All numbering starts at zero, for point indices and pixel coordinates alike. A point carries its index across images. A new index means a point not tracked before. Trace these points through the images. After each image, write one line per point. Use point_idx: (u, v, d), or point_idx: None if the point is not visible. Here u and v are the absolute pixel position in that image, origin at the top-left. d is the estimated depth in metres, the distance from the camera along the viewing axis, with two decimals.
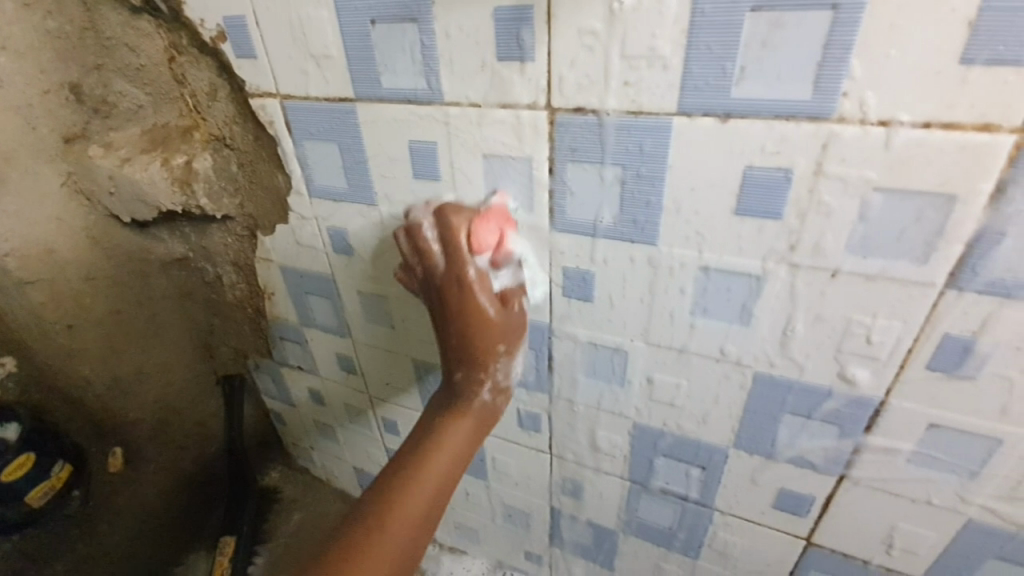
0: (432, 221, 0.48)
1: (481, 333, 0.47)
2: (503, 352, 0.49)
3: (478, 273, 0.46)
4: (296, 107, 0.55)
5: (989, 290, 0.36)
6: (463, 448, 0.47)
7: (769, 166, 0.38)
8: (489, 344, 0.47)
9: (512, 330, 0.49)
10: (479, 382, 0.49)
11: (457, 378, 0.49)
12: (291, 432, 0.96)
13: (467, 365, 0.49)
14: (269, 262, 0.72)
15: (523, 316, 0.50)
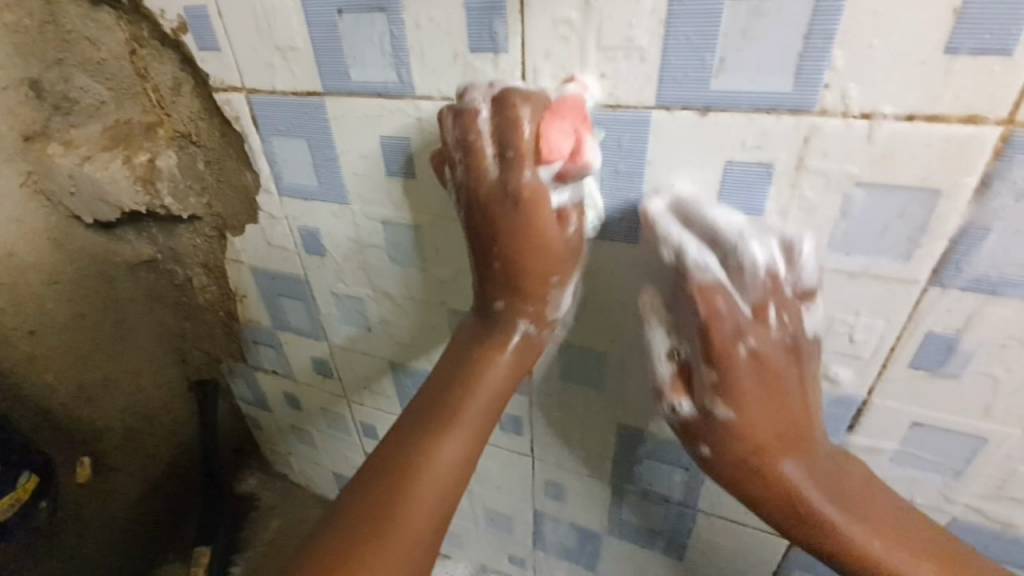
0: (489, 105, 0.38)
1: (529, 252, 0.41)
2: (557, 283, 0.43)
3: (539, 186, 0.38)
4: (263, 101, 0.53)
5: (973, 287, 0.35)
6: (482, 417, 0.43)
7: (749, 161, 0.37)
8: (538, 271, 0.42)
9: (569, 252, 0.42)
10: (521, 309, 0.44)
11: (499, 307, 0.44)
12: (268, 438, 0.94)
13: (511, 294, 0.43)
14: (240, 263, 0.69)
15: (580, 242, 0.43)
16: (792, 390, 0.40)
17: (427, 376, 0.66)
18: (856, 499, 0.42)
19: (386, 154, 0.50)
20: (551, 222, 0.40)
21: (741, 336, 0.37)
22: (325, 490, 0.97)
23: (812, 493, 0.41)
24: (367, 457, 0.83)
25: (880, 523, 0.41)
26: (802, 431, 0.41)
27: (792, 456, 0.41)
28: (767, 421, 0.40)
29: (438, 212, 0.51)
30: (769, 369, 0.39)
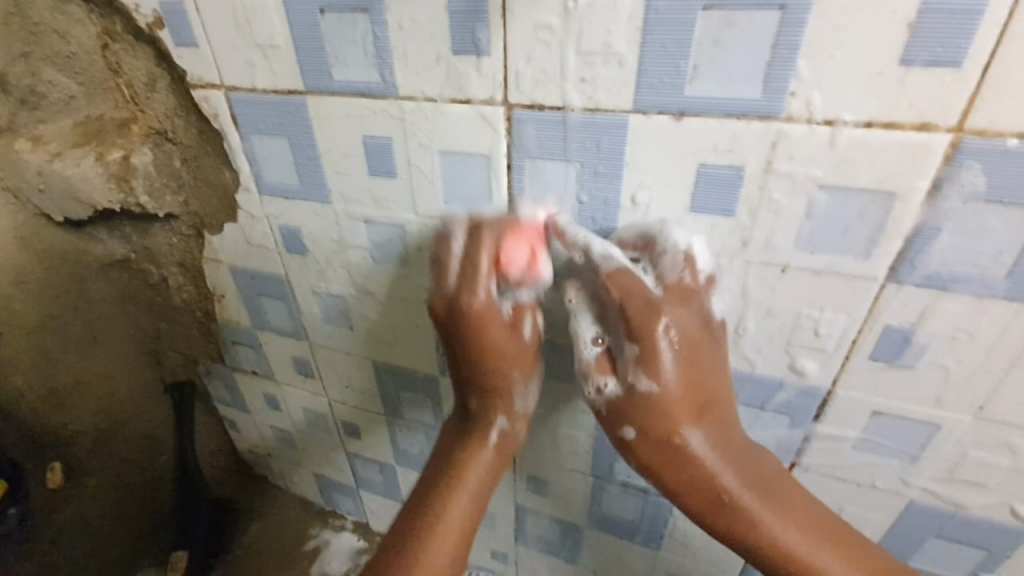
0: (462, 235, 0.45)
1: (485, 355, 0.45)
2: (516, 377, 0.47)
3: (491, 302, 0.43)
4: (243, 100, 0.53)
5: (927, 283, 0.38)
6: (483, 483, 0.48)
7: (722, 164, 0.39)
8: (500, 367, 0.46)
9: (522, 353, 0.47)
10: (493, 407, 0.48)
11: (473, 405, 0.48)
12: (247, 440, 0.92)
13: (484, 396, 0.48)
14: (218, 263, 0.68)
15: (531, 343, 0.47)
16: (706, 367, 0.42)
17: (409, 375, 0.66)
18: (763, 485, 0.43)
19: (368, 154, 0.50)
20: (502, 333, 0.44)
21: (656, 310, 0.40)
22: (305, 491, 0.96)
23: (727, 476, 0.42)
24: (348, 457, 0.83)
25: (781, 498, 0.43)
26: (708, 414, 0.42)
27: (698, 428, 0.42)
28: (678, 398, 0.41)
29: (421, 212, 0.52)
30: (687, 347, 0.41)
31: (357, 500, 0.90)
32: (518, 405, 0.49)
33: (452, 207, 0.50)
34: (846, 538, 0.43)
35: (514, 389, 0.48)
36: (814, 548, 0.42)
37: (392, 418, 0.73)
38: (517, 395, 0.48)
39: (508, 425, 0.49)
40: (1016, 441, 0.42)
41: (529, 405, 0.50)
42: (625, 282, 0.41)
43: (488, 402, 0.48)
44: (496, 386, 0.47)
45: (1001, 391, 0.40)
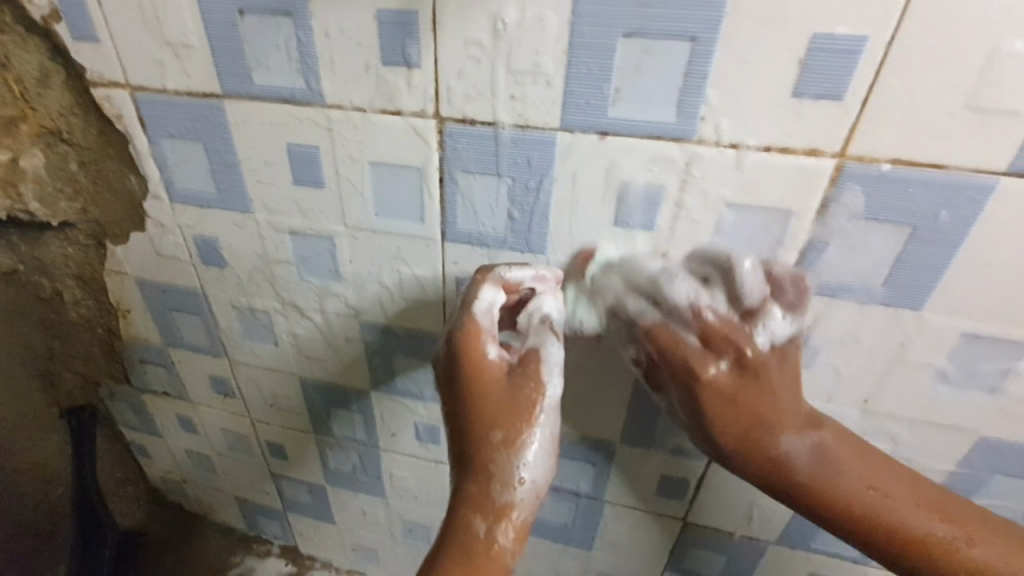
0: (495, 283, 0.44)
1: (487, 405, 0.41)
2: (500, 435, 0.41)
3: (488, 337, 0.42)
4: (152, 101, 0.49)
5: (819, 291, 0.42)
6: None
7: (642, 183, 0.41)
8: (502, 417, 0.41)
9: (515, 396, 0.42)
10: (496, 524, 0.41)
11: (480, 530, 0.41)
12: (157, 465, 0.85)
13: (489, 516, 0.41)
14: (123, 275, 0.63)
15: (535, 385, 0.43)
16: (759, 391, 0.43)
17: (340, 391, 0.64)
18: (878, 485, 0.42)
19: (293, 162, 0.48)
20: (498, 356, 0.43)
21: (704, 364, 0.43)
22: (224, 518, 0.89)
23: (847, 484, 0.42)
24: (274, 478, 0.78)
25: (911, 497, 0.42)
26: (797, 414, 0.44)
27: (800, 432, 0.43)
28: (732, 409, 0.43)
29: (350, 223, 0.50)
30: (726, 392, 0.43)
31: (283, 523, 0.85)
32: (501, 496, 0.41)
33: (382, 218, 0.49)
34: (916, 487, 0.43)
35: (506, 474, 0.41)
36: (908, 510, 0.42)
37: (322, 436, 0.70)
38: (506, 481, 0.41)
39: (495, 529, 0.41)
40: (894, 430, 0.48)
41: (524, 502, 0.42)
42: (709, 335, 0.43)
43: (485, 491, 0.41)
44: (489, 467, 0.41)
45: (882, 386, 0.46)
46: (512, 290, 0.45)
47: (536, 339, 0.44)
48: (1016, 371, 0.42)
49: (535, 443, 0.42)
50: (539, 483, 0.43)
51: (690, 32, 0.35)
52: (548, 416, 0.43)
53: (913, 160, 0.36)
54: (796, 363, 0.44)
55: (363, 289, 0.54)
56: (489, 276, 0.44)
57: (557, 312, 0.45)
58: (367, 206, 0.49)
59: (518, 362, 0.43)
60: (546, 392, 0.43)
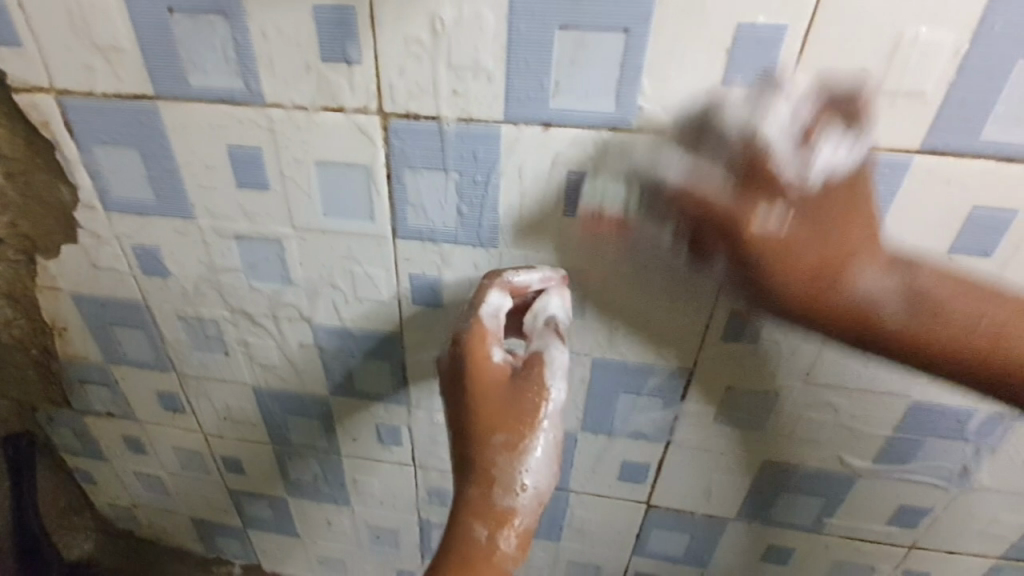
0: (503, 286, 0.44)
1: (491, 407, 0.41)
2: (504, 439, 0.41)
3: (494, 341, 0.43)
4: (80, 106, 0.47)
5: None
6: None
7: (586, 173, 0.42)
8: (506, 420, 0.41)
9: (521, 401, 0.41)
10: (499, 532, 0.41)
11: (481, 536, 0.41)
12: (106, 492, 0.81)
13: (491, 522, 0.41)
14: (57, 291, 0.59)
15: (541, 387, 0.42)
16: (835, 208, 0.37)
17: (298, 400, 0.62)
18: (949, 281, 0.38)
19: (234, 165, 0.47)
20: (502, 360, 0.43)
21: (748, 203, 0.37)
22: (182, 542, 0.85)
23: (948, 294, 0.38)
24: (232, 495, 0.75)
25: (978, 299, 0.38)
26: (876, 245, 0.38)
27: (881, 267, 0.38)
28: (801, 256, 0.37)
29: (298, 225, 0.49)
30: (786, 243, 0.37)
31: (245, 541, 0.82)
32: (501, 501, 0.41)
33: (332, 219, 0.48)
34: (999, 287, 0.39)
35: (507, 479, 0.41)
36: (1023, 328, 0.38)
37: (282, 447, 0.68)
38: (507, 486, 0.41)
39: (495, 536, 0.41)
40: (835, 401, 0.50)
41: (528, 510, 0.41)
42: (754, 158, 0.36)
43: (486, 496, 0.41)
44: (491, 472, 0.41)
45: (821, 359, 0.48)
46: (521, 294, 0.45)
47: (539, 343, 0.44)
48: None
49: (537, 447, 0.41)
50: (542, 487, 0.42)
51: (622, 25, 0.37)
52: (551, 419, 0.42)
53: None
54: (868, 194, 0.38)
55: (317, 293, 0.53)
56: (498, 282, 0.45)
57: (563, 314, 0.45)
58: (315, 207, 0.48)
59: (522, 365, 0.43)
60: (549, 395, 0.42)
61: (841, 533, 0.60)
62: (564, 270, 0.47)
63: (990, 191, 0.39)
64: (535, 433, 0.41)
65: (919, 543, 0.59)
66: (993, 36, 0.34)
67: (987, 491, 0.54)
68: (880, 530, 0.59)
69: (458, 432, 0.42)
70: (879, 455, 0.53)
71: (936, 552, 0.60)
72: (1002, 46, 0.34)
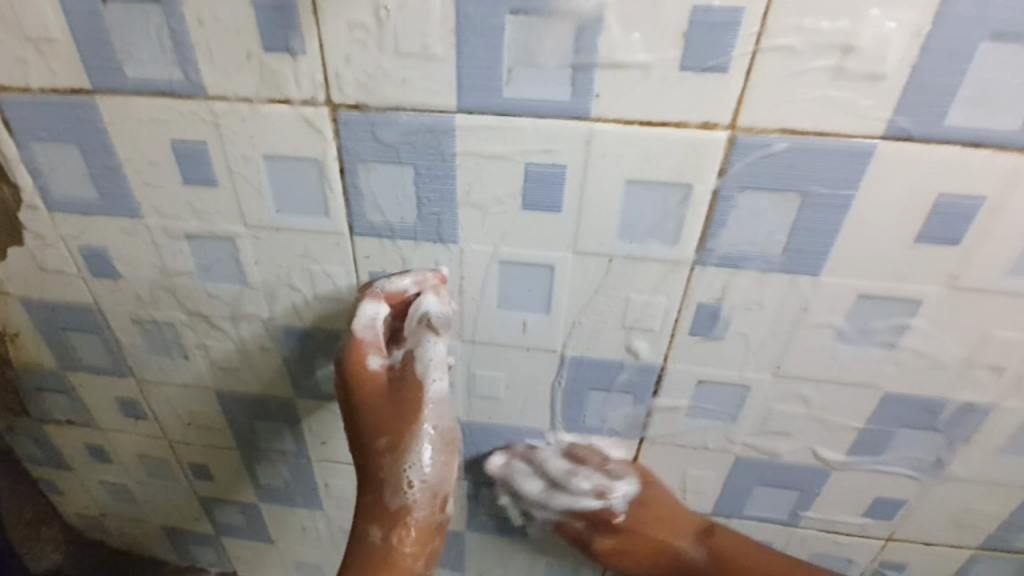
0: (377, 297, 0.46)
1: (375, 416, 0.44)
2: (387, 444, 0.44)
3: (371, 352, 0.45)
4: (16, 101, 0.44)
5: (723, 263, 0.43)
6: None
7: (545, 163, 0.40)
8: (386, 425, 0.44)
9: (400, 404, 0.44)
10: (396, 527, 0.45)
11: (378, 535, 0.45)
12: (71, 500, 0.78)
13: (387, 522, 0.45)
14: (5, 295, 0.57)
15: (418, 386, 0.45)
16: (657, 514, 0.57)
17: (261, 404, 0.61)
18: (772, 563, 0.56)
19: (180, 160, 0.45)
20: (381, 366, 0.45)
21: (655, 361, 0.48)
22: (153, 550, 0.83)
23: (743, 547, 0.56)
24: (202, 502, 0.73)
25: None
26: (679, 526, 0.58)
27: (695, 540, 0.57)
28: (642, 542, 0.58)
29: (250, 222, 0.47)
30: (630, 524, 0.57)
31: (219, 548, 0.80)
32: (393, 501, 0.44)
33: (284, 215, 0.46)
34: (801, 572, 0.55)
35: (395, 480, 0.44)
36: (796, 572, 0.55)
37: (249, 451, 0.66)
38: (396, 488, 0.44)
39: (391, 533, 0.45)
40: (807, 394, 0.49)
41: (421, 502, 0.45)
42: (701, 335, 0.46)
43: (378, 499, 0.45)
44: (381, 475, 0.44)
45: (791, 351, 0.47)
46: (397, 298, 0.46)
47: (416, 343, 0.46)
48: (906, 326, 0.44)
49: (419, 446, 0.44)
50: (433, 481, 0.45)
51: (575, 9, 0.35)
52: (433, 416, 0.45)
53: (798, 129, 0.37)
54: (665, 513, 0.58)
55: (274, 295, 0.51)
56: (374, 289, 0.46)
57: (438, 310, 0.46)
58: (266, 203, 0.46)
59: (401, 369, 0.46)
60: (427, 389, 0.45)
61: (818, 526, 0.59)
62: (443, 268, 0.47)
63: (955, 176, 0.38)
64: (418, 433, 0.44)
65: (895, 535, 0.59)
66: (957, 12, 0.33)
67: (960, 480, 0.54)
68: (855, 522, 0.59)
69: (354, 437, 0.46)
70: (852, 447, 0.52)
71: (914, 543, 0.59)
72: (964, 26, 0.33)
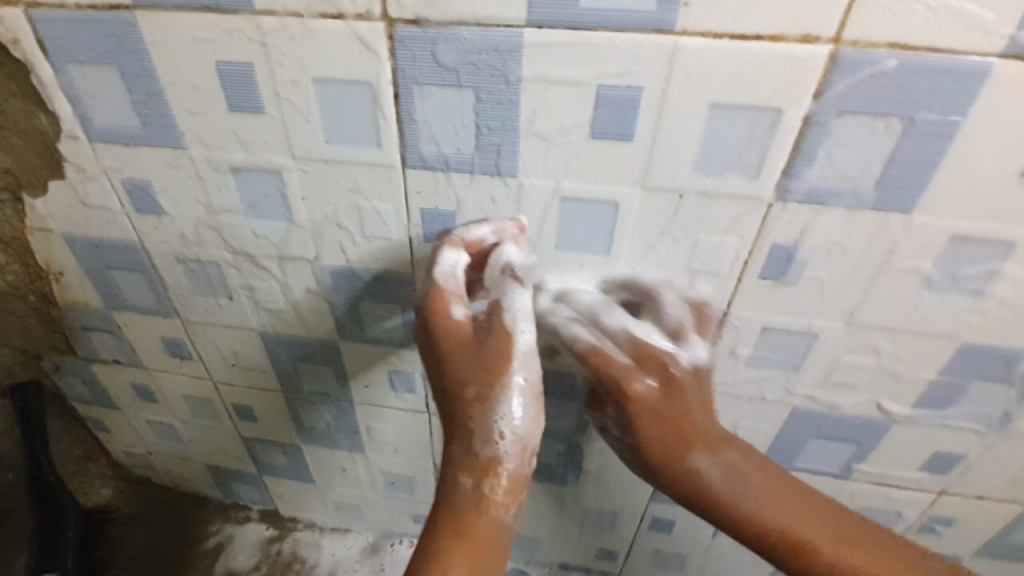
0: (458, 245, 0.44)
1: (460, 365, 0.42)
2: (475, 395, 0.42)
3: (457, 301, 0.43)
4: (52, 19, 0.42)
5: (807, 199, 0.40)
6: (490, 550, 0.43)
7: (619, 85, 0.37)
8: (479, 377, 0.42)
9: (493, 354, 0.42)
10: (484, 479, 0.43)
11: (466, 483, 0.43)
12: (118, 440, 0.80)
13: (476, 471, 0.43)
14: (48, 232, 0.56)
15: (506, 335, 0.42)
16: (680, 408, 0.46)
17: (305, 346, 0.60)
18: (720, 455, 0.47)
19: (225, 85, 0.42)
20: (464, 314, 0.43)
21: (633, 379, 0.45)
22: (199, 488, 0.86)
23: (750, 502, 0.46)
24: (245, 443, 0.75)
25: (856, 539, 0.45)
26: (706, 434, 0.47)
27: (710, 451, 0.46)
28: (664, 430, 0.46)
29: (298, 154, 0.45)
30: (656, 406, 0.46)
31: (261, 488, 0.82)
32: (483, 451, 0.42)
33: (334, 146, 0.44)
34: (819, 504, 0.46)
35: (485, 431, 0.42)
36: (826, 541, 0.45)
37: (292, 394, 0.66)
38: (486, 438, 0.42)
39: (481, 483, 0.43)
40: (878, 343, 0.47)
41: (513, 451, 0.43)
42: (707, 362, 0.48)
43: (468, 450, 0.43)
44: (469, 426, 0.42)
45: (867, 297, 0.44)
46: (476, 248, 0.44)
47: (498, 292, 0.44)
48: (999, 272, 0.41)
49: (509, 398, 0.42)
50: (524, 434, 0.43)
51: None
52: (523, 365, 0.42)
53: (910, 45, 0.33)
54: (698, 402, 0.47)
55: (321, 233, 0.50)
56: (453, 238, 0.44)
57: (520, 259, 0.44)
58: (316, 132, 0.44)
59: (484, 317, 0.43)
60: (517, 340, 0.43)
61: (869, 479, 0.58)
62: (523, 217, 0.45)
63: None
64: (507, 383, 0.42)
65: (950, 490, 0.58)
66: None
67: None
68: (909, 477, 0.57)
69: (436, 388, 0.44)
70: (917, 400, 0.50)
71: (968, 499, 0.58)
72: None
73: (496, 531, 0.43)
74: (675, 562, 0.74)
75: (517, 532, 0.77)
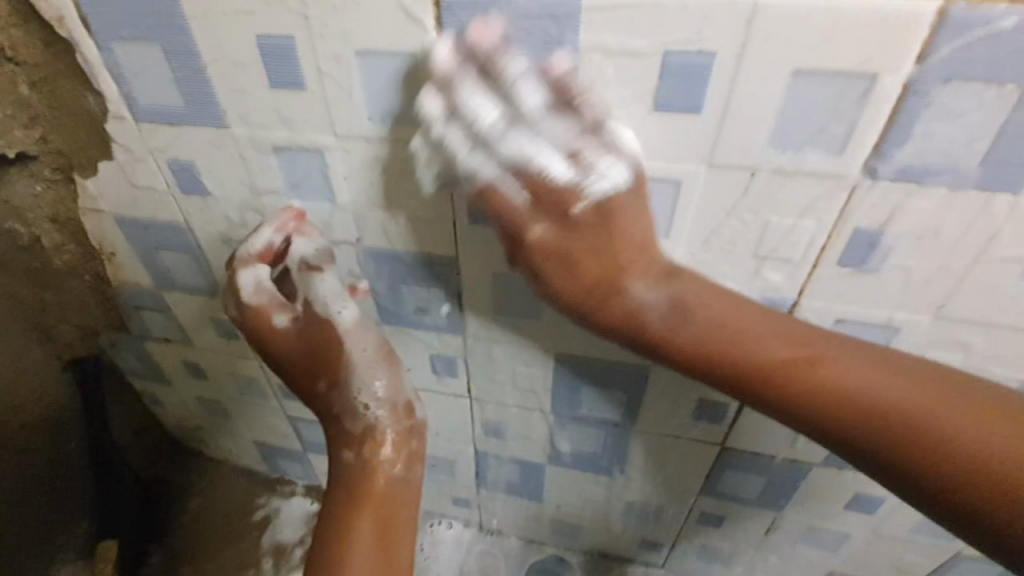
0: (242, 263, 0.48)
1: (312, 358, 0.49)
2: (326, 382, 0.49)
3: (274, 308, 0.48)
4: None
5: (899, 177, 0.35)
6: (385, 506, 0.48)
7: (688, 51, 0.33)
8: (320, 365, 0.49)
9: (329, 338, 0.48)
10: (367, 450, 0.49)
11: (350, 455, 0.49)
12: (172, 414, 0.83)
13: (357, 444, 0.49)
14: (100, 213, 0.57)
15: (326, 321, 0.48)
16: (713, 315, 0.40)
17: None
18: (778, 335, 0.39)
19: (266, 61, 0.41)
20: (282, 318, 0.49)
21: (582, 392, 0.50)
22: (247, 462, 0.89)
23: (882, 390, 0.36)
24: (290, 421, 0.76)
25: None
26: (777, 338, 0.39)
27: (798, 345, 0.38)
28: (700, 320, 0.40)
29: (339, 131, 0.43)
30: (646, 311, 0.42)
31: (306, 464, 0.84)
32: (354, 425, 0.49)
33: (377, 123, 0.42)
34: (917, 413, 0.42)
35: (349, 406, 0.49)
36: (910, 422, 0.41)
37: None
38: (352, 412, 0.49)
39: (362, 452, 0.49)
40: (969, 339, 0.42)
41: (386, 415, 0.50)
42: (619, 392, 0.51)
43: (343, 428, 0.50)
44: (334, 409, 0.50)
45: (962, 288, 0.39)
46: (267, 254, 0.48)
47: (304, 287, 0.49)
48: None
49: (355, 367, 0.49)
50: (388, 395, 0.50)
51: None
52: (360, 336, 0.49)
53: None
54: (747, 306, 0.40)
55: (363, 213, 0.48)
56: (266, 244, 0.48)
57: (309, 249, 0.48)
58: (358, 109, 0.42)
59: (302, 315, 0.49)
60: (338, 320, 0.48)
61: None
62: (291, 206, 0.49)
63: None
64: (347, 359, 0.48)
65: None
66: None
67: None
68: None
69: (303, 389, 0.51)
70: None
71: None
72: None
73: (394, 486, 0.49)
74: (722, 555, 0.72)
75: (558, 518, 0.75)
